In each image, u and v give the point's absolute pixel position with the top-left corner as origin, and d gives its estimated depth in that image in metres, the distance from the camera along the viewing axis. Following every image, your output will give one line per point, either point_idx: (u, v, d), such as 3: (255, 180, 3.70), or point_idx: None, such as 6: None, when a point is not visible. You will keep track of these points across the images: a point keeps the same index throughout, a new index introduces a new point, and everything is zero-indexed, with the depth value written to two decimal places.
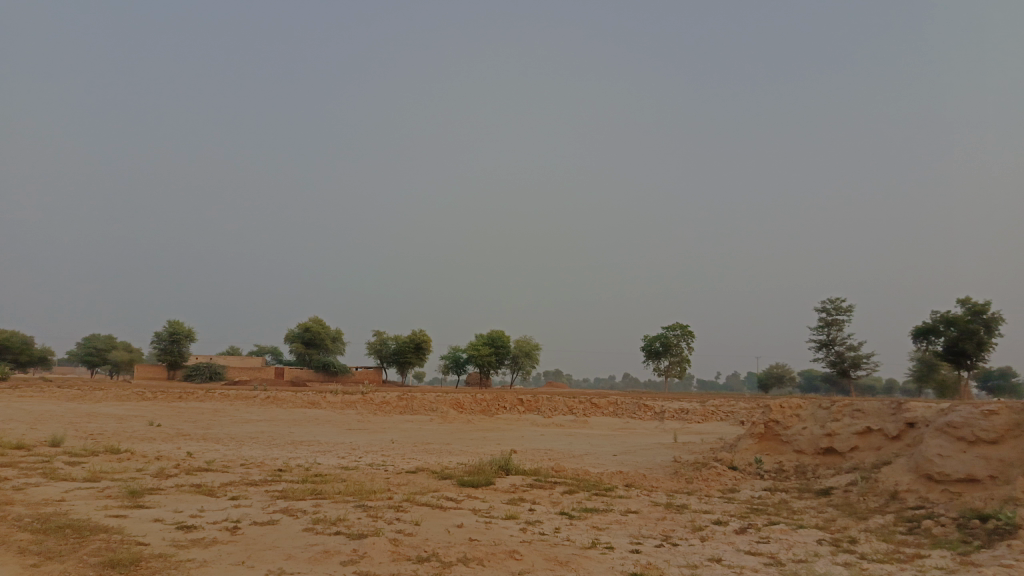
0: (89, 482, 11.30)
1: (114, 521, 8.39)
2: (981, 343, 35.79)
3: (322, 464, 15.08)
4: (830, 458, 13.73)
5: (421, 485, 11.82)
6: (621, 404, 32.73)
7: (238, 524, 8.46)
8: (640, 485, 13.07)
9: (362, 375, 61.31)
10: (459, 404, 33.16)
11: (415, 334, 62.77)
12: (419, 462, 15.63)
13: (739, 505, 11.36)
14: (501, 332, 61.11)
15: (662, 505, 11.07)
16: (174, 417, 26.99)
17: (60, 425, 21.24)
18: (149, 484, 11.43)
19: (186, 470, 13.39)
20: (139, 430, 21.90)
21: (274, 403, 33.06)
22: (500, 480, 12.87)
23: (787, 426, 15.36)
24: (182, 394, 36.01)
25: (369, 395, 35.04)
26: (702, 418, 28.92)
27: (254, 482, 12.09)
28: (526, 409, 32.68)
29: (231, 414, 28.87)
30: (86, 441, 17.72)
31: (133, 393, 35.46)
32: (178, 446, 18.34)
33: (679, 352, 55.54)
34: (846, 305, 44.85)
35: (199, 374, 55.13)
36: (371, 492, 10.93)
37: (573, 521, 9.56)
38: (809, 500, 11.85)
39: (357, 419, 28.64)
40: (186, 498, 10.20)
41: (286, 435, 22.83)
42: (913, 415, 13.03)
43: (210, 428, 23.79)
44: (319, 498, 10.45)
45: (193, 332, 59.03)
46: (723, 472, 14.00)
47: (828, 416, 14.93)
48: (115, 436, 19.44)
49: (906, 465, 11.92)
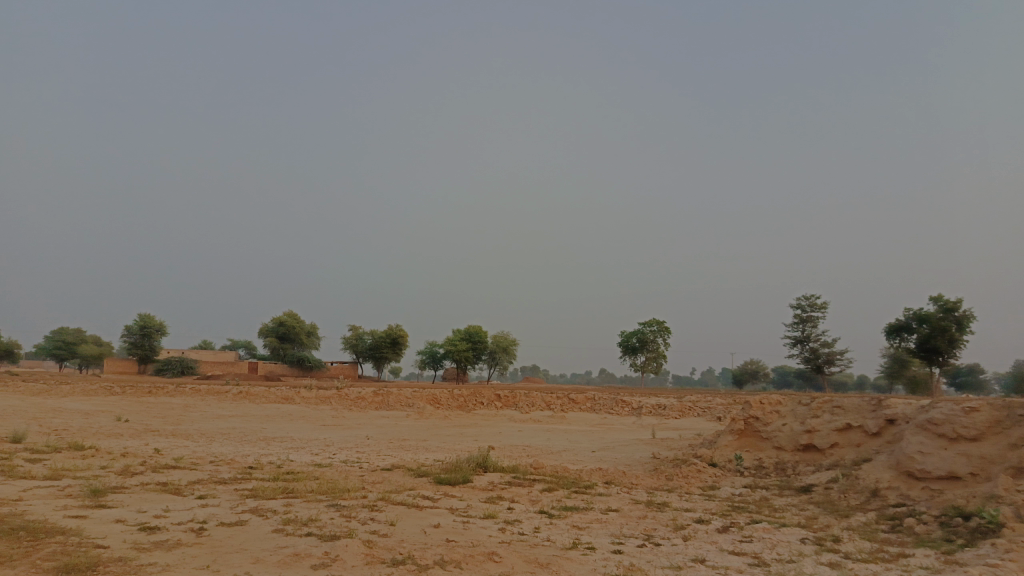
0: (50, 481, 10.82)
1: (72, 522, 7.99)
2: (952, 340, 36.24)
3: (296, 462, 14.71)
4: (810, 455, 13.64)
5: (397, 484, 11.55)
6: (599, 400, 32.62)
7: (203, 525, 8.09)
8: (619, 482, 12.89)
9: (338, 370, 60.71)
10: (435, 399, 32.80)
11: (392, 328, 62.24)
12: (395, 459, 15.33)
13: (720, 502, 11.20)
14: (478, 328, 60.82)
15: (642, 503, 10.88)
16: (144, 413, 26.35)
17: (23, 421, 20.62)
18: (112, 482, 11.00)
19: (153, 467, 12.96)
20: (106, 426, 21.30)
21: (247, 398, 32.45)
22: (478, 477, 12.62)
23: (767, 422, 15.26)
24: (152, 388, 35.31)
25: (345, 389, 34.56)
26: (680, 414, 28.91)
27: (223, 480, 11.71)
28: (503, 405, 32.43)
29: (203, 409, 28.30)
30: (50, 437, 17.16)
31: (101, 387, 34.65)
32: (146, 442, 17.85)
33: (655, 347, 55.66)
34: (821, 302, 45.20)
35: (171, 369, 54.17)
36: (345, 491, 10.61)
37: (553, 520, 9.33)
38: (790, 497, 11.73)
39: (332, 414, 28.21)
40: (151, 498, 9.79)
41: (258, 431, 22.37)
42: (893, 411, 12.98)
43: (180, 424, 23.25)
44: (290, 497, 10.11)
45: (164, 326, 58.00)
46: (703, 469, 13.86)
47: (808, 412, 14.84)
48: (81, 432, 18.89)
49: (887, 462, 11.85)
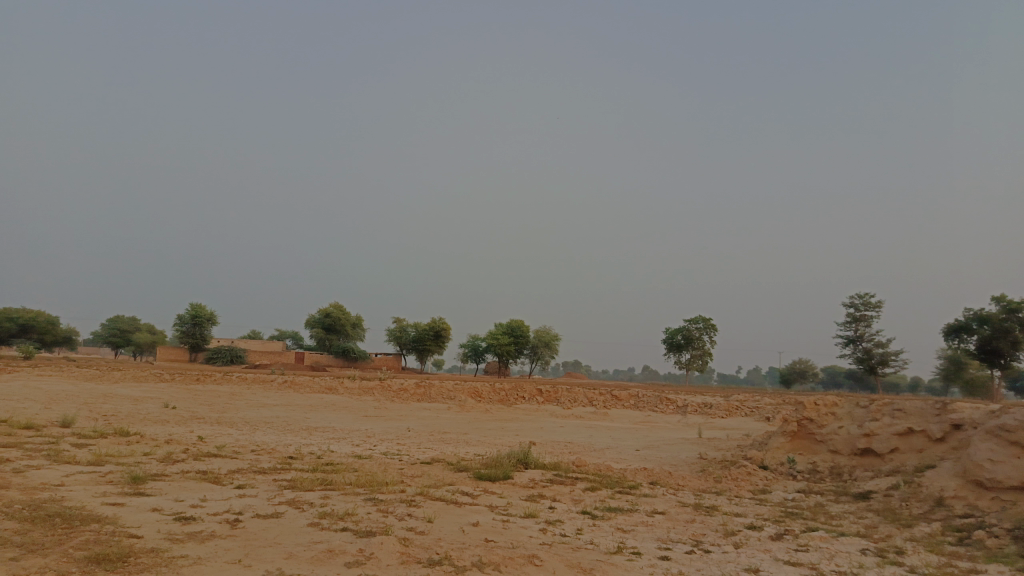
0: (93, 466, 10.88)
1: (108, 510, 7.90)
2: (1016, 342, 34.60)
3: (336, 452, 14.61)
4: (869, 460, 12.98)
5: (436, 478, 11.29)
6: (643, 397, 32.01)
7: (239, 516, 7.93)
8: (665, 482, 12.43)
9: (381, 361, 61.15)
10: (477, 392, 32.60)
11: (435, 321, 62.37)
12: (436, 453, 15.10)
13: (772, 508, 10.69)
14: (521, 321, 60.57)
15: (690, 506, 10.42)
16: (191, 400, 26.69)
17: (74, 405, 21.07)
18: (153, 470, 10.98)
19: (194, 455, 12.94)
20: (153, 412, 21.59)
21: (292, 388, 32.72)
22: (518, 474, 12.28)
23: (822, 424, 14.59)
24: (200, 376, 35.90)
25: (387, 381, 34.61)
26: (726, 413, 28.19)
27: (262, 470, 11.60)
28: (545, 400, 32.07)
29: (249, 398, 28.64)
30: (98, 422, 17.41)
31: (152, 374, 35.38)
32: (190, 429, 17.96)
33: (701, 345, 54.62)
34: (875, 301, 43.73)
35: (220, 358, 55.21)
36: (384, 484, 10.39)
37: (597, 522, 8.94)
38: (847, 504, 11.13)
39: (374, 405, 28.23)
40: (189, 486, 9.70)
41: (301, 421, 22.42)
42: (959, 416, 12.23)
43: (225, 412, 23.54)
44: (328, 489, 9.94)
45: (214, 315, 59.11)
46: (753, 472, 13.30)
47: (866, 415, 14.13)
48: (129, 418, 19.16)
49: (952, 470, 11.15)
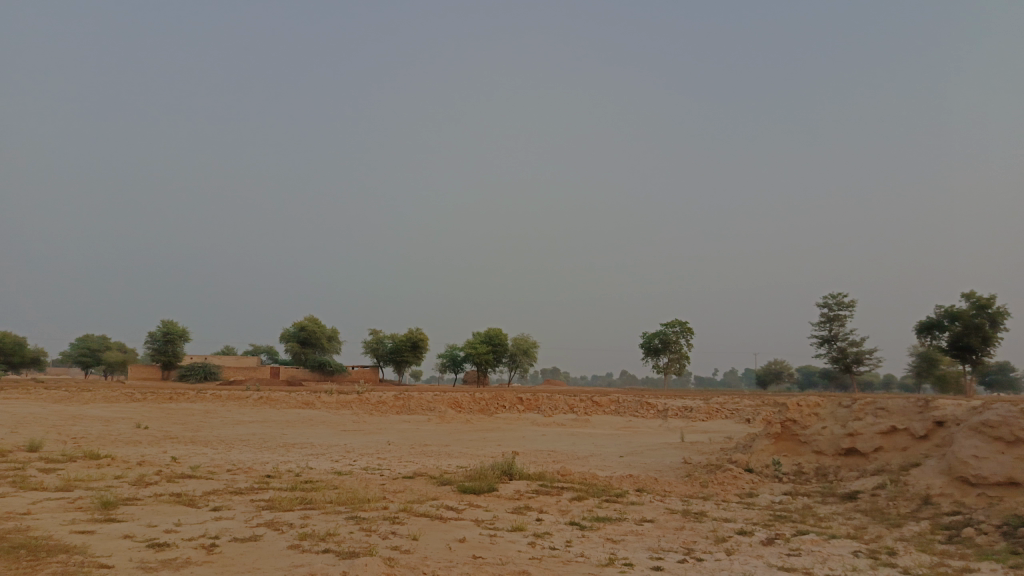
0: (61, 492, 10.46)
1: (77, 538, 7.56)
2: (986, 337, 35.14)
3: (315, 469, 14.26)
4: (853, 460, 12.96)
5: (419, 493, 11.04)
6: (623, 402, 31.93)
7: (215, 541, 7.62)
8: (651, 489, 12.28)
9: (359, 374, 60.53)
10: (457, 403, 32.30)
11: (412, 332, 61.89)
12: (417, 467, 14.80)
13: (760, 511, 10.59)
14: (498, 330, 60.35)
15: (678, 513, 10.27)
16: (164, 419, 26.08)
17: (41, 429, 20.43)
18: (125, 494, 10.60)
19: (167, 477, 12.54)
20: (125, 433, 21.03)
21: (268, 404, 32.14)
22: (503, 486, 12.07)
23: (806, 425, 14.56)
24: (173, 394, 35.15)
25: (366, 393, 34.16)
26: (706, 416, 28.19)
27: (239, 490, 11.27)
28: (525, 408, 31.85)
29: (224, 415, 28.09)
30: (67, 445, 16.88)
31: (122, 393, 34.53)
32: (164, 450, 17.48)
33: (678, 348, 54.77)
34: (848, 301, 44.22)
35: (194, 375, 54.27)
36: (366, 502, 10.12)
37: (585, 533, 8.76)
38: (835, 505, 11.07)
39: (353, 419, 27.83)
40: (163, 510, 9.36)
41: (278, 437, 21.96)
42: (941, 413, 12.26)
43: (199, 431, 22.99)
44: (308, 509, 9.65)
45: (186, 332, 58.09)
46: (739, 475, 13.21)
47: (849, 415, 14.13)
48: (99, 440, 18.62)
49: (938, 467, 11.14)
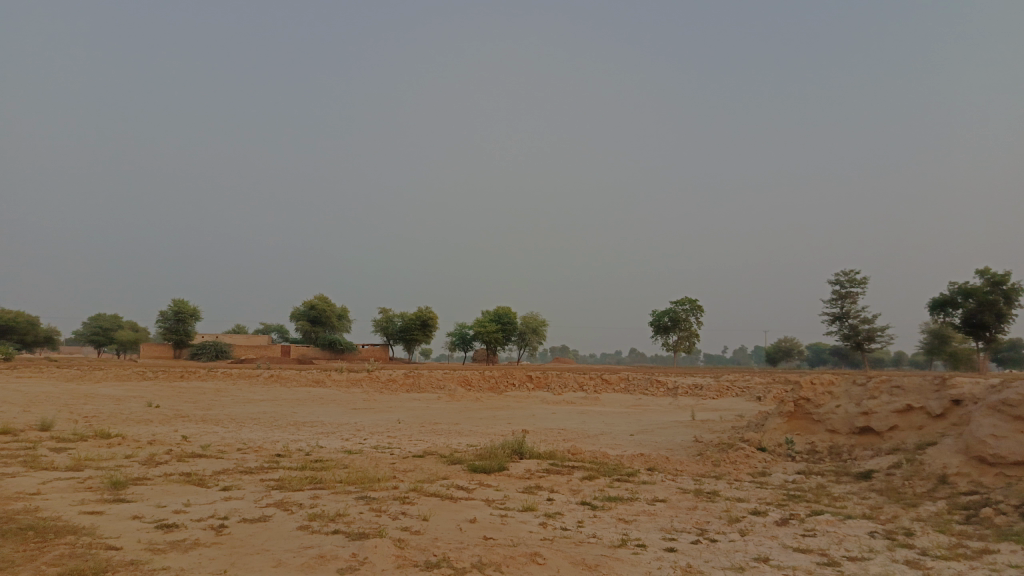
0: (71, 472, 10.43)
1: (85, 519, 7.50)
2: (1000, 314, 34.78)
3: (325, 448, 14.23)
4: (868, 438, 12.81)
5: (428, 472, 10.96)
6: (633, 380, 31.82)
7: (224, 522, 7.55)
8: (663, 468, 12.17)
9: (369, 353, 60.70)
10: (466, 381, 32.27)
11: (422, 310, 61.90)
12: (427, 445, 14.74)
13: (773, 491, 10.47)
14: (507, 308, 60.28)
15: (691, 492, 10.15)
16: (175, 398, 26.19)
17: (53, 408, 20.53)
18: (135, 474, 10.57)
19: (178, 456, 12.53)
20: (136, 412, 21.10)
21: (278, 382, 32.20)
22: (514, 465, 11.97)
23: (820, 404, 14.40)
24: (183, 372, 35.33)
25: (375, 372, 34.20)
26: (717, 394, 28.06)
27: (248, 470, 11.22)
28: (535, 386, 31.81)
29: (234, 393, 28.18)
30: (78, 424, 16.94)
31: (133, 372, 34.69)
32: (174, 429, 17.51)
33: (687, 326, 54.58)
34: (860, 278, 43.84)
35: (205, 353, 54.61)
36: (376, 481, 10.06)
37: (597, 513, 8.66)
38: (849, 484, 10.94)
39: (363, 397, 27.88)
40: (172, 491, 9.33)
41: (289, 416, 21.97)
42: (959, 391, 12.06)
43: (210, 409, 23.08)
44: (317, 489, 9.60)
45: (197, 311, 58.29)
46: (752, 454, 13.07)
47: (863, 393, 13.95)
48: (111, 419, 18.68)
49: (954, 446, 10.98)
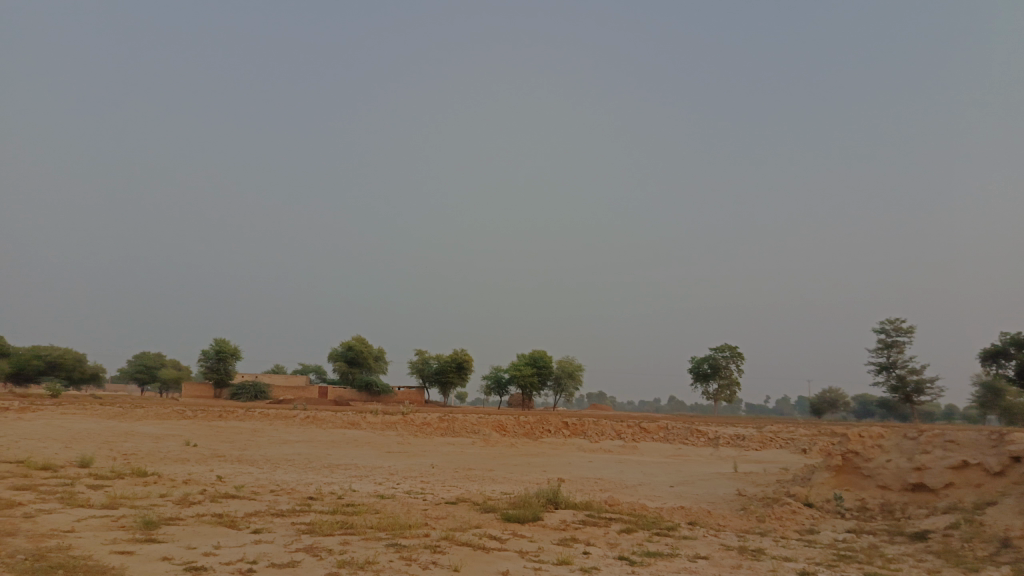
0: (105, 510, 10.43)
1: (115, 559, 7.43)
2: None
3: (358, 492, 14.07)
4: (922, 496, 12.19)
5: (461, 520, 10.70)
6: (672, 429, 31.09)
7: (253, 566, 7.41)
8: (705, 522, 11.72)
9: (404, 395, 60.67)
10: (501, 426, 31.92)
11: (458, 353, 61.84)
12: (460, 492, 14.46)
13: (822, 550, 9.96)
14: (544, 352, 59.89)
15: (735, 550, 9.71)
16: (212, 437, 26.35)
17: (94, 445, 20.79)
18: (168, 514, 10.52)
19: (211, 497, 12.49)
20: (173, 450, 21.24)
21: (314, 424, 32.26)
22: (549, 515, 11.64)
23: (869, 457, 13.79)
24: (222, 411, 35.63)
25: (410, 415, 34.12)
26: (759, 445, 27.22)
27: (280, 513, 11.09)
28: (571, 433, 31.29)
29: (271, 434, 28.26)
30: (116, 462, 17.08)
31: (173, 410, 35.09)
32: (210, 468, 17.54)
33: (728, 374, 53.46)
34: (907, 327, 42.60)
35: (245, 393, 55.18)
36: (407, 528, 9.83)
37: (635, 568, 8.31)
38: (903, 545, 10.35)
39: (398, 441, 27.72)
40: (203, 532, 9.24)
41: (323, 458, 21.89)
42: (1019, 447, 11.44)
43: (246, 450, 23.14)
44: (348, 534, 9.40)
45: (238, 350, 59.09)
46: (798, 510, 12.52)
47: (915, 447, 13.34)
48: (148, 457, 18.82)
49: (1017, 507, 10.35)
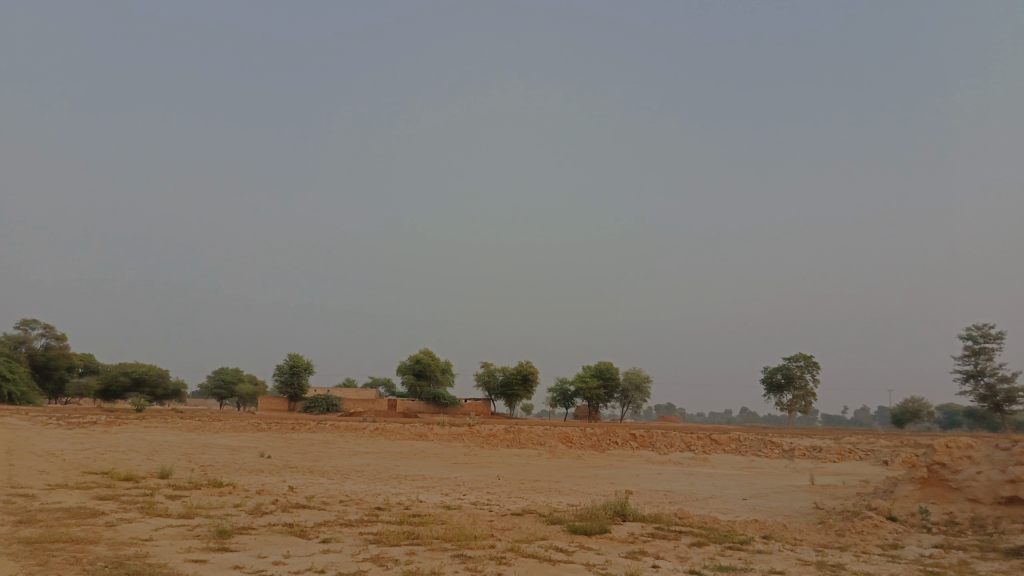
0: (182, 520, 10.75)
1: (189, 567, 7.62)
2: None
3: (425, 503, 14.15)
4: (1017, 509, 11.42)
5: (527, 532, 10.59)
6: (744, 441, 30.22)
7: None
8: (780, 536, 11.28)
9: (471, 408, 60.97)
10: (568, 438, 31.66)
11: (524, 365, 61.81)
12: (526, 504, 14.37)
13: (907, 566, 9.43)
14: (610, 364, 59.29)
15: (812, 565, 9.29)
16: (285, 449, 27.02)
17: (174, 456, 21.55)
18: (241, 523, 10.77)
19: (283, 507, 12.75)
20: (248, 462, 21.84)
21: (383, 435, 32.70)
22: (616, 527, 11.41)
23: (957, 469, 13.04)
24: (295, 424, 36.49)
25: (477, 426, 34.19)
26: (838, 457, 26.18)
27: (348, 523, 11.21)
28: (639, 445, 30.79)
29: (341, 446, 28.77)
30: (194, 473, 17.66)
31: (249, 423, 36.18)
32: (282, 479, 17.94)
33: (803, 384, 51.75)
34: (997, 332, 40.37)
35: (316, 407, 56.43)
36: (473, 539, 9.79)
37: None
38: (997, 562, 9.70)
39: (465, 452, 27.79)
40: (274, 542, 9.40)
41: (391, 469, 22.12)
42: None
43: (317, 461, 23.59)
44: (414, 545, 9.42)
45: (311, 365, 60.56)
46: (880, 524, 11.91)
47: (1009, 458, 12.54)
48: (224, 468, 19.37)
49: None
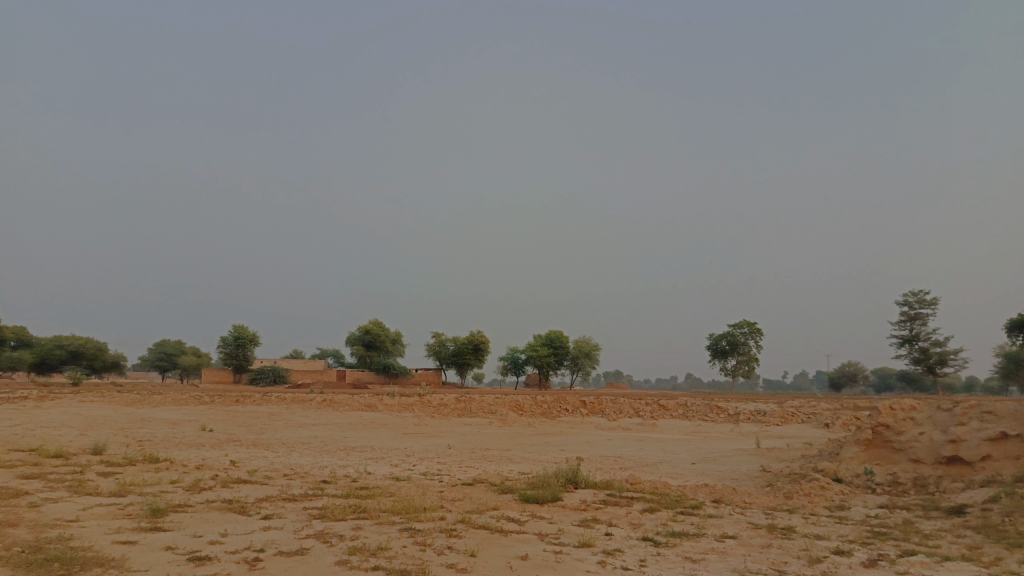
0: (113, 498, 10.19)
1: (117, 550, 7.13)
2: None
3: (373, 475, 13.79)
4: (957, 469, 11.69)
5: (478, 502, 10.33)
6: (691, 406, 30.65)
7: (259, 554, 7.09)
8: (730, 500, 11.30)
9: (421, 377, 60.58)
10: (518, 406, 31.60)
11: (473, 334, 61.54)
12: (477, 472, 14.17)
13: (855, 527, 9.51)
14: (559, 333, 59.47)
15: (763, 528, 9.28)
16: (230, 422, 26.21)
17: (109, 431, 20.63)
18: (177, 500, 10.25)
19: (223, 482, 12.22)
20: (189, 436, 21.05)
21: (330, 407, 32.04)
22: (568, 495, 11.25)
23: (901, 431, 13.28)
24: (240, 396, 35.50)
25: (427, 396, 33.84)
26: (781, 420, 26.74)
27: (292, 498, 10.79)
28: (589, 412, 30.94)
29: (288, 418, 28.12)
30: (129, 448, 16.85)
31: (192, 396, 35.03)
32: (224, 453, 17.29)
33: (747, 350, 52.88)
34: (931, 299, 41.83)
35: (263, 378, 55.28)
36: (422, 511, 9.49)
37: (661, 550, 7.93)
38: (939, 521, 9.86)
39: (414, 422, 27.49)
40: (211, 519, 8.95)
41: (338, 441, 21.61)
42: None
43: (262, 434, 22.92)
44: (361, 519, 9.08)
45: (257, 336, 59.19)
46: (827, 486, 12.06)
47: (950, 419, 12.82)
48: (163, 443, 18.62)
49: None
